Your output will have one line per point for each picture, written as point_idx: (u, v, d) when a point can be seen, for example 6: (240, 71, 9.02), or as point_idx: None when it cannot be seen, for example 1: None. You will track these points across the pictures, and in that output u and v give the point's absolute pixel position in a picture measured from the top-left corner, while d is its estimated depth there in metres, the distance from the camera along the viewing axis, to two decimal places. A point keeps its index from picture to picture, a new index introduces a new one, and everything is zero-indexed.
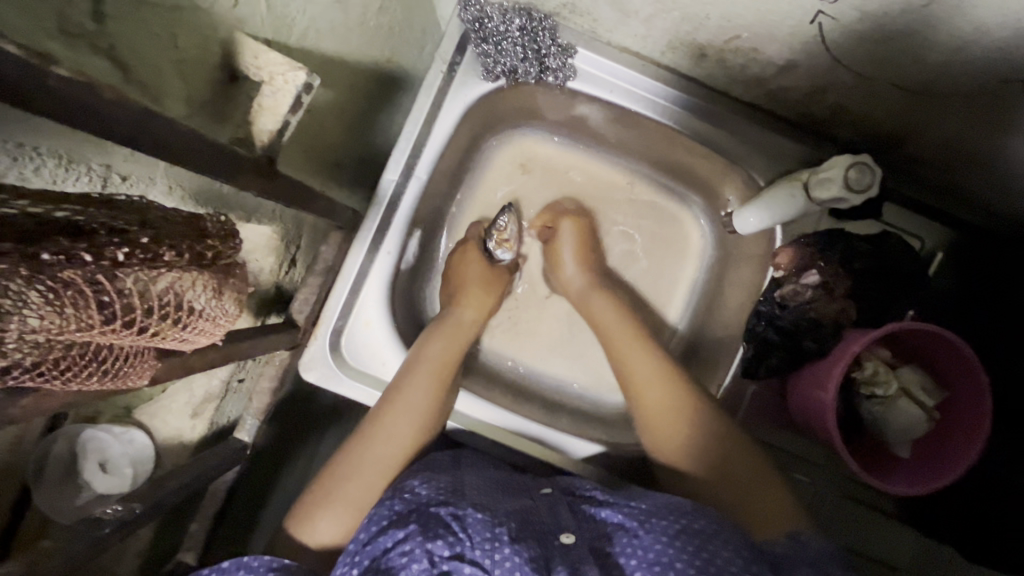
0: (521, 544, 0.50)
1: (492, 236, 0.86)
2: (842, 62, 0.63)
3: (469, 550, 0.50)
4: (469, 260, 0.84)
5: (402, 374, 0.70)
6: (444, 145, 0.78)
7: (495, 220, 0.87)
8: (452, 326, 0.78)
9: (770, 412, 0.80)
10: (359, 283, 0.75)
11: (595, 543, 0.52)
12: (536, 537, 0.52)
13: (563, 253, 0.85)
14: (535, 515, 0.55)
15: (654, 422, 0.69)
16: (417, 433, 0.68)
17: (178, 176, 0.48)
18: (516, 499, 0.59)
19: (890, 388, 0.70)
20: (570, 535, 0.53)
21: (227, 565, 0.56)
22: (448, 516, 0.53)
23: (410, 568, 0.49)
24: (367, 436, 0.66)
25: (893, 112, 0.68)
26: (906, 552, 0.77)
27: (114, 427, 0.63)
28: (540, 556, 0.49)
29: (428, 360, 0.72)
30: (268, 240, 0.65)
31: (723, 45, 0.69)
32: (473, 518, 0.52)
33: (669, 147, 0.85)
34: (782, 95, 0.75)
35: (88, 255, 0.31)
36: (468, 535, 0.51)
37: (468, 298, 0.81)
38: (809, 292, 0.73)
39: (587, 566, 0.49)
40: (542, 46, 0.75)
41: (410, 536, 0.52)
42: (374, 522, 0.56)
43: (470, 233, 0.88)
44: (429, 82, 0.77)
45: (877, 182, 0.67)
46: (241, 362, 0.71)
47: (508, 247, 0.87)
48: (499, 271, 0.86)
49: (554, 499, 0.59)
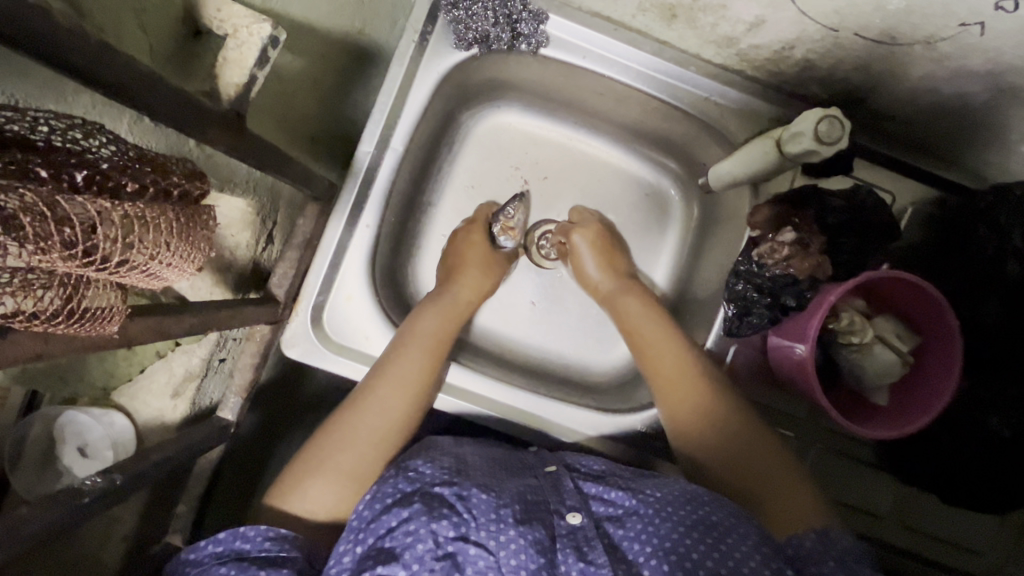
0: (527, 526, 0.52)
1: (498, 221, 0.86)
2: (809, 15, 0.63)
3: (475, 531, 0.51)
4: (474, 241, 0.84)
5: (394, 345, 0.71)
6: (419, 116, 0.77)
7: (504, 208, 0.86)
8: (448, 301, 0.78)
9: (756, 369, 0.81)
10: (337, 258, 0.75)
11: (599, 524, 0.55)
12: (541, 517, 0.54)
13: (585, 260, 0.85)
14: (537, 495, 0.57)
15: (668, 397, 0.71)
16: (393, 401, 0.67)
17: (144, 132, 0.46)
18: (520, 478, 0.60)
19: (866, 337, 0.71)
20: (576, 515, 0.55)
21: (223, 536, 0.55)
22: (453, 496, 0.54)
23: (415, 547, 0.50)
24: (360, 407, 0.66)
25: (862, 64, 0.68)
26: (891, 500, 0.80)
27: (93, 409, 0.66)
28: (546, 538, 0.52)
29: (423, 334, 0.73)
30: (243, 214, 0.66)
31: (693, 4, 0.69)
32: (477, 500, 0.53)
33: (645, 113, 0.86)
34: (753, 55, 0.74)
35: (44, 171, 0.32)
36: (471, 516, 0.52)
37: (466, 276, 0.81)
38: (786, 249, 0.73)
39: (593, 550, 0.52)
40: (513, 11, 0.74)
41: (415, 516, 0.52)
42: (378, 499, 0.55)
43: (478, 214, 0.88)
44: (401, 52, 0.75)
45: (848, 135, 0.66)
46: (221, 340, 0.71)
47: (513, 235, 0.87)
48: (500, 259, 0.86)
49: (558, 476, 0.61)
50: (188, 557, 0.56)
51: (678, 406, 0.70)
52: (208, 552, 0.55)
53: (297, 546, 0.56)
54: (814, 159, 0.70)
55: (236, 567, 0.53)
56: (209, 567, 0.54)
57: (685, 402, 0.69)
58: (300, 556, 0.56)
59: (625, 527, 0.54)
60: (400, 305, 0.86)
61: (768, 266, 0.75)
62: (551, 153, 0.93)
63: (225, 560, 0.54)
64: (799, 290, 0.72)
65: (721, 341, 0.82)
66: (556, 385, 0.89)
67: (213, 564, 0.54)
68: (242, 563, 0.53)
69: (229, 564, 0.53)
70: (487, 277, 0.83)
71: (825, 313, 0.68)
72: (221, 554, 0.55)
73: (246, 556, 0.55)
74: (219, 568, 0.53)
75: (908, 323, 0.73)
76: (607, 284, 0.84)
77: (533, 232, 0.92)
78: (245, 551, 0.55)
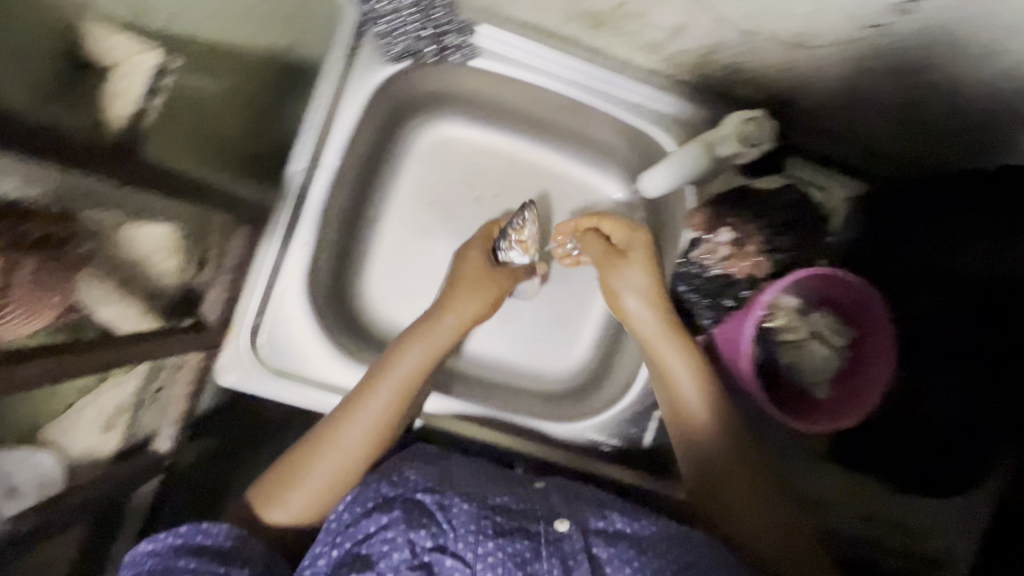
0: (504, 539, 0.55)
1: (507, 235, 0.79)
2: (724, 20, 0.63)
3: (452, 542, 0.56)
4: (471, 257, 0.80)
5: (372, 373, 0.69)
6: (351, 133, 0.76)
7: (512, 219, 0.78)
8: (430, 331, 0.73)
9: (705, 371, 0.81)
10: (273, 279, 0.74)
11: (586, 538, 0.58)
12: (523, 527, 0.57)
13: (630, 282, 0.74)
14: (522, 503, 0.60)
15: (679, 422, 0.72)
16: (383, 443, 0.67)
17: (32, 170, 0.45)
18: (506, 487, 0.64)
19: (800, 334, 0.74)
20: (563, 523, 0.59)
21: (185, 530, 0.57)
22: (433, 506, 0.58)
23: (391, 556, 0.54)
24: (336, 441, 0.65)
25: (781, 66, 0.69)
26: (834, 488, 0.82)
27: (19, 449, 0.61)
28: (524, 550, 0.56)
29: (399, 370, 0.69)
30: (168, 242, 0.66)
31: (614, 12, 0.69)
32: (458, 510, 0.57)
33: (583, 119, 0.86)
34: (679, 60, 0.75)
35: None
36: (451, 527, 0.56)
37: (455, 300, 0.76)
38: (722, 250, 0.75)
39: (577, 565, 0.56)
40: (438, 23, 0.73)
41: (393, 524, 0.56)
42: (360, 503, 0.60)
43: (484, 228, 0.83)
44: (330, 68, 0.74)
45: (771, 136, 0.71)
46: (153, 369, 0.70)
47: (523, 248, 0.80)
48: (500, 274, 0.81)
49: (547, 491, 0.64)
50: (145, 548, 0.57)
51: (687, 429, 0.71)
52: (167, 544, 0.56)
53: (258, 549, 0.58)
54: (741, 160, 0.73)
55: (197, 561, 0.55)
56: (168, 559, 0.55)
57: (701, 433, 0.70)
58: (258, 560, 0.57)
59: (614, 546, 0.57)
60: (345, 321, 0.85)
61: (708, 268, 0.76)
62: (495, 162, 0.93)
63: (184, 554, 0.56)
64: (736, 290, 0.75)
65: (664, 343, 0.82)
66: (508, 395, 0.89)
67: (173, 556, 0.55)
68: (204, 559, 0.55)
69: (191, 558, 0.55)
70: (480, 297, 0.77)
71: (757, 316, 0.69)
72: (181, 547, 0.56)
73: (207, 551, 0.56)
74: (180, 561, 0.55)
75: (844, 317, 0.74)
76: (652, 324, 0.72)
77: None
78: (206, 546, 0.57)
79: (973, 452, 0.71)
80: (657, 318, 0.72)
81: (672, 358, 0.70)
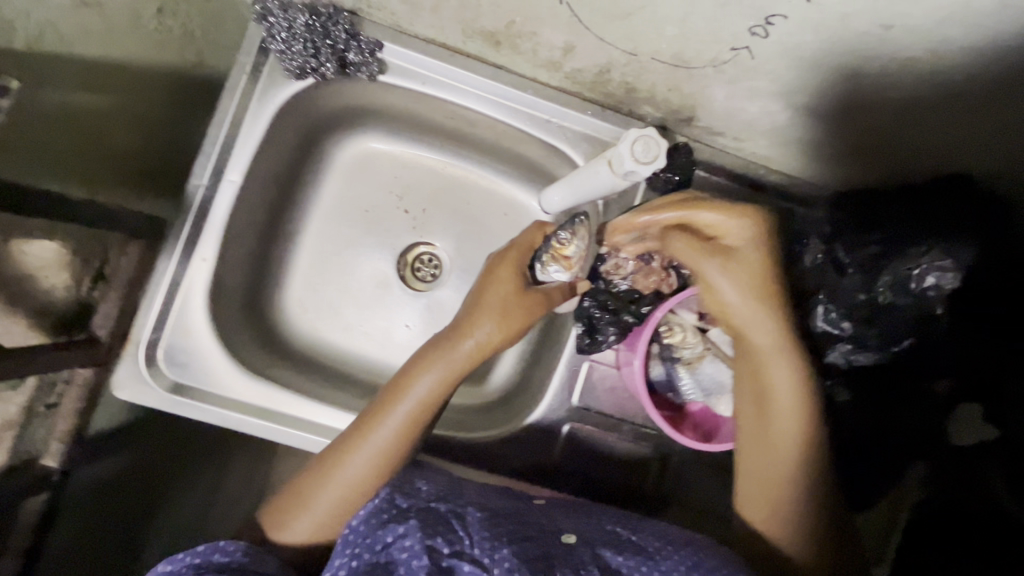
0: (517, 545, 0.49)
1: (549, 249, 0.73)
2: (606, 41, 0.64)
3: (470, 548, 0.48)
4: (501, 278, 0.71)
5: (392, 397, 0.66)
6: (255, 148, 0.76)
7: (557, 232, 0.73)
8: (458, 358, 0.67)
9: (615, 387, 0.81)
10: (171, 294, 0.74)
11: (596, 547, 0.51)
12: (542, 537, 0.51)
13: (731, 284, 0.60)
14: (531, 517, 0.56)
15: (762, 450, 0.63)
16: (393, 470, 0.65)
17: None
18: (513, 504, 0.61)
19: (698, 350, 0.72)
20: (571, 536, 0.53)
21: (202, 548, 0.55)
22: (448, 514, 0.53)
23: (410, 563, 0.47)
24: (349, 467, 0.64)
25: (674, 85, 0.69)
26: None
27: None
28: (544, 554, 0.48)
29: (413, 401, 0.65)
30: (56, 255, 0.67)
31: (508, 31, 0.70)
32: (471, 518, 0.52)
33: (499, 135, 0.86)
34: (580, 78, 0.75)
35: None
36: (467, 534, 0.50)
37: (475, 322, 0.69)
38: (628, 266, 0.75)
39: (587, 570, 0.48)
40: (336, 40, 0.74)
41: (409, 530, 0.50)
42: (374, 514, 0.53)
43: (524, 236, 0.74)
44: (232, 85, 0.75)
45: (664, 152, 0.69)
46: (42, 385, 0.71)
47: (565, 265, 0.74)
48: (536, 292, 0.71)
49: (551, 509, 0.62)
50: (162, 569, 0.54)
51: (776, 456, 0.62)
52: (184, 563, 0.53)
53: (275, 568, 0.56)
54: (639, 178, 0.72)
55: None
56: None
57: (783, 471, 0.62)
58: None
59: (624, 553, 0.51)
60: (258, 336, 0.85)
61: (615, 283, 0.76)
62: (418, 177, 0.93)
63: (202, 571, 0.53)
64: (637, 304, 0.76)
65: (573, 360, 0.81)
66: None
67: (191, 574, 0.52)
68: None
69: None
70: (509, 320, 0.69)
71: (653, 329, 0.71)
72: (199, 566, 0.53)
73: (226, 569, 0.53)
74: None
75: None
76: (765, 333, 0.61)
77: (409, 255, 0.93)
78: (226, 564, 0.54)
79: (890, 456, 0.77)
80: (777, 327, 0.61)
81: (778, 374, 0.61)
